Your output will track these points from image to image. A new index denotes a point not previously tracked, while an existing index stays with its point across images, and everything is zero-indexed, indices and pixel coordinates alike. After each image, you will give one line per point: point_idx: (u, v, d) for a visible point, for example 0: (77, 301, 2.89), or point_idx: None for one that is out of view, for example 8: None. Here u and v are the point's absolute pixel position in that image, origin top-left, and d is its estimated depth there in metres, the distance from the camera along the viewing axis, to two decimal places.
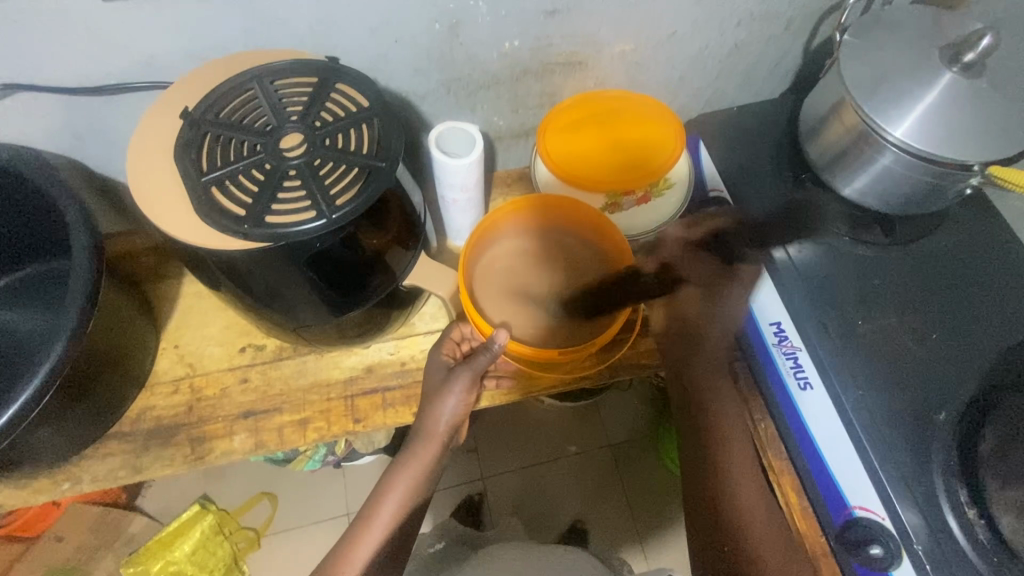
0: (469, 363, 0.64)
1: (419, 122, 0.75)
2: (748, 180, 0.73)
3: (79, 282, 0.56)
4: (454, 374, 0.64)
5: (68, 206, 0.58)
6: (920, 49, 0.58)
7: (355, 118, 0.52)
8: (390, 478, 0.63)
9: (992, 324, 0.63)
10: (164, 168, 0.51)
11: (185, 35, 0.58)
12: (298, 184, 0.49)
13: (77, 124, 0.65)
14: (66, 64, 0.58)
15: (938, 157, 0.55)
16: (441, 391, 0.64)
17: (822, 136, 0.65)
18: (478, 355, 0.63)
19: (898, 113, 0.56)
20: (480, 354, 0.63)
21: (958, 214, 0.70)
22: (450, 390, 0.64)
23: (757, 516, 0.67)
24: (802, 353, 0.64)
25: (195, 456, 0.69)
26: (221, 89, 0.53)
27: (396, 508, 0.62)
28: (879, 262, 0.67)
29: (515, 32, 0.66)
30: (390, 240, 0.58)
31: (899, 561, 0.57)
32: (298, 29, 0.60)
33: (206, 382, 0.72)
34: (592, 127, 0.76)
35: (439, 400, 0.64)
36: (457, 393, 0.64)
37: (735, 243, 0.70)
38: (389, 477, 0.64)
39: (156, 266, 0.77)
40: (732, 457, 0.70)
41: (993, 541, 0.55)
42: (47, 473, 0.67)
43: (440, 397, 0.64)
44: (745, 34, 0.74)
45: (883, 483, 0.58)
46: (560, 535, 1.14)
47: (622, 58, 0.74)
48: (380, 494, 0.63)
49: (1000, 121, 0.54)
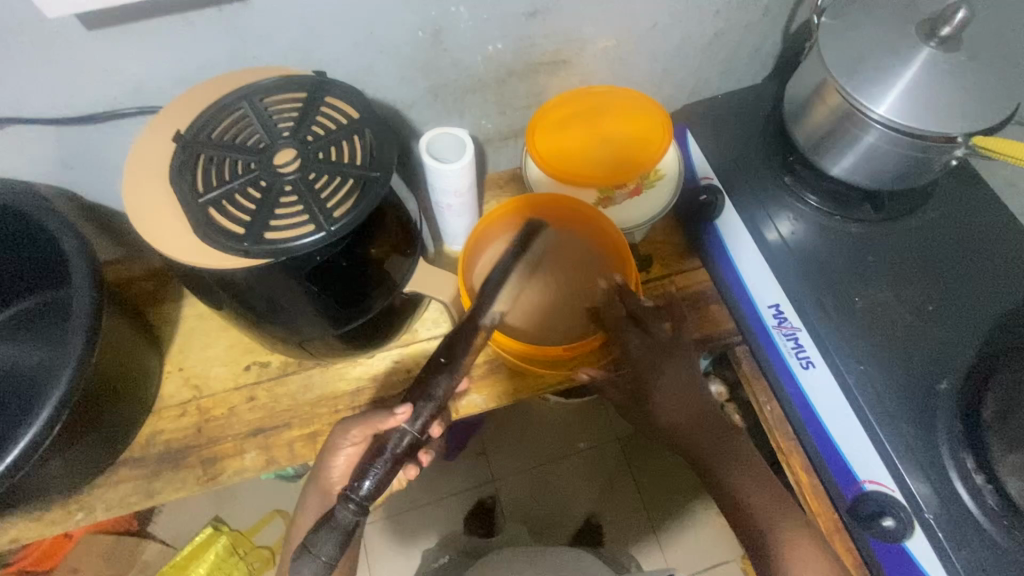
0: (350, 418, 0.63)
1: (408, 130, 0.76)
2: (736, 168, 0.75)
3: (82, 311, 0.56)
4: (338, 431, 0.63)
5: (64, 236, 0.58)
6: (897, 25, 0.59)
7: (346, 129, 0.53)
8: (339, 445, 0.63)
9: (983, 291, 0.65)
10: (160, 191, 0.52)
11: (170, 60, 0.58)
12: (294, 199, 0.50)
13: (66, 153, 0.65)
14: (54, 95, 0.58)
15: (922, 131, 0.56)
16: (331, 449, 0.63)
17: (806, 118, 0.66)
18: (336, 507, 0.51)
19: (880, 92, 0.57)
20: (341, 500, 0.52)
21: (945, 186, 0.71)
22: (338, 448, 0.62)
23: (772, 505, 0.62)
24: (801, 333, 0.65)
25: (208, 476, 0.69)
26: (210, 111, 0.53)
27: (337, 476, 0.63)
28: (872, 239, 0.68)
29: (498, 35, 0.67)
30: (387, 248, 0.59)
31: (911, 531, 0.57)
32: (282, 46, 0.60)
33: (212, 403, 0.72)
34: (561, 132, 0.76)
35: (328, 458, 0.63)
36: (346, 451, 0.62)
37: (390, 440, 0.55)
38: (337, 439, 0.63)
39: (155, 291, 0.77)
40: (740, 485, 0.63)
41: (999, 504, 0.56)
42: (60, 505, 0.67)
43: (330, 449, 0.63)
44: (725, 23, 0.74)
45: (889, 454, 0.59)
46: (574, 534, 1.14)
47: (605, 54, 0.75)
48: (328, 458, 0.63)
49: (978, 93, 0.55)
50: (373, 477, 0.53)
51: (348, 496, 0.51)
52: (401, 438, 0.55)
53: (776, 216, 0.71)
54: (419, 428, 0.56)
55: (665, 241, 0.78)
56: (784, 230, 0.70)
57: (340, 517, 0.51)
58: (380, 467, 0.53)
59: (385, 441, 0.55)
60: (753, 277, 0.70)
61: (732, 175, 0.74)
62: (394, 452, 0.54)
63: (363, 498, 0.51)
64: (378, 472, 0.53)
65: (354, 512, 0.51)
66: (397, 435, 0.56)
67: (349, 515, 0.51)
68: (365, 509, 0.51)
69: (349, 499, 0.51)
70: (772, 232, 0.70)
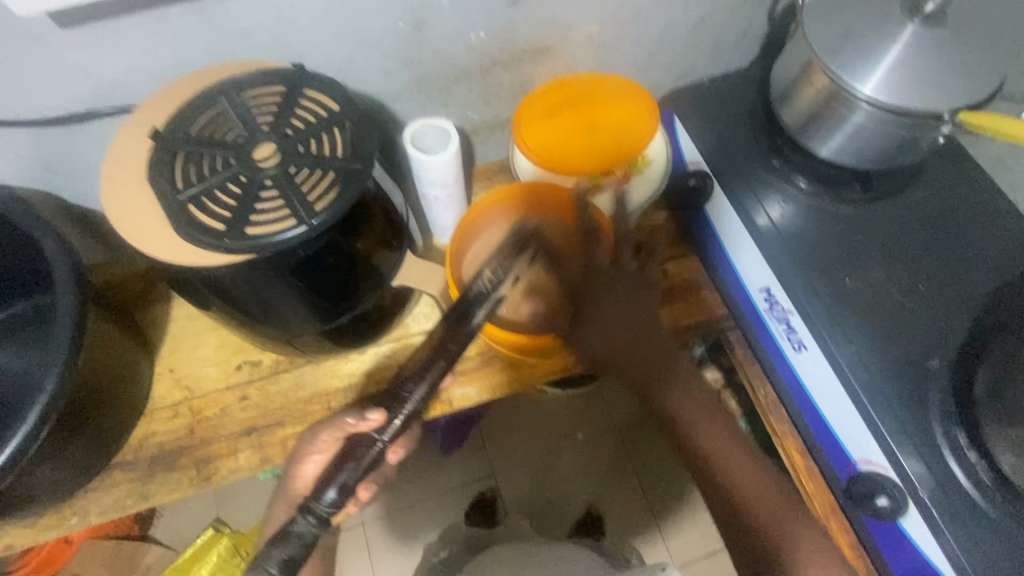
0: (314, 424, 0.63)
1: (392, 122, 0.75)
2: (727, 155, 0.73)
3: (66, 315, 0.55)
4: (303, 438, 0.64)
5: (46, 239, 0.58)
6: (881, 2, 0.59)
7: (326, 122, 0.52)
8: (307, 452, 0.63)
9: (973, 268, 0.65)
10: (139, 189, 0.51)
11: (146, 58, 0.57)
12: (275, 193, 0.49)
13: (46, 154, 0.64)
14: (33, 97, 0.58)
15: (909, 109, 0.55)
16: (297, 456, 0.64)
17: (792, 101, 0.66)
18: (297, 520, 0.51)
19: (865, 70, 0.56)
20: (302, 511, 0.52)
21: (934, 163, 0.71)
22: (304, 454, 0.63)
23: (773, 504, 0.62)
24: (792, 315, 0.65)
25: (202, 477, 0.68)
26: (189, 107, 0.53)
27: (305, 483, 0.63)
28: (863, 218, 0.68)
29: (480, 23, 0.66)
30: (373, 242, 0.58)
31: (906, 509, 0.58)
32: (260, 40, 0.60)
33: (204, 404, 0.72)
34: (548, 120, 0.76)
35: (295, 464, 0.64)
36: (313, 459, 0.62)
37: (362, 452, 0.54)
38: (303, 446, 0.63)
39: (143, 292, 0.76)
40: (700, 438, 0.64)
41: (994, 480, 0.57)
42: (54, 510, 0.67)
43: (300, 454, 0.63)
44: (709, 6, 0.74)
45: (884, 435, 0.59)
46: (574, 525, 1.14)
47: (589, 40, 0.74)
48: (299, 462, 0.63)
49: (963, 68, 0.55)
50: (338, 484, 0.52)
51: (309, 507, 0.52)
52: (371, 447, 0.54)
53: (766, 200, 0.70)
54: (388, 438, 0.54)
55: (657, 227, 0.78)
56: (774, 215, 0.69)
57: (299, 531, 0.51)
58: (344, 478, 0.53)
59: (358, 448, 0.54)
60: (744, 261, 0.70)
61: (720, 160, 0.73)
62: (365, 461, 0.53)
63: (325, 510, 0.51)
64: (341, 483, 0.52)
65: (313, 524, 0.51)
66: (366, 446, 0.54)
67: (307, 525, 0.51)
68: (325, 523, 0.52)
69: (309, 511, 0.51)
70: (762, 217, 0.69)
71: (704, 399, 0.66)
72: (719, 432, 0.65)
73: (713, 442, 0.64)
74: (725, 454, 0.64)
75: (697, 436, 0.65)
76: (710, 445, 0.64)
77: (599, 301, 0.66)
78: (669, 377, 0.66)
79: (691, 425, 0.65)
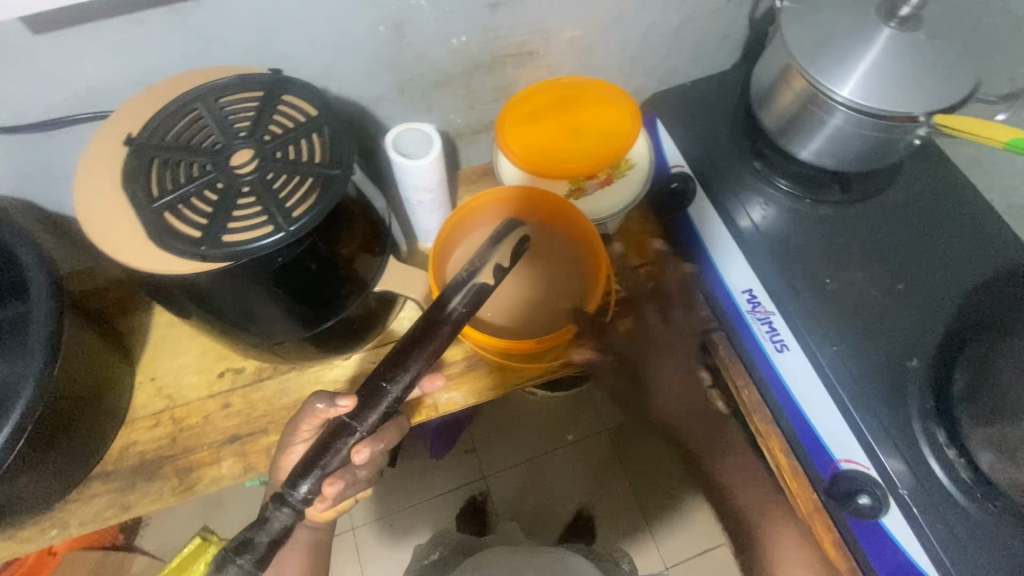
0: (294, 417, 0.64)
1: (375, 127, 0.75)
2: (709, 157, 0.74)
3: (40, 325, 0.54)
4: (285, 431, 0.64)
5: (20, 247, 0.57)
6: (858, 6, 0.59)
7: (305, 127, 0.52)
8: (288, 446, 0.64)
9: (949, 267, 0.66)
10: (114, 197, 0.50)
11: (122, 63, 0.57)
12: (253, 200, 0.49)
13: (21, 161, 0.63)
14: (5, 103, 0.57)
15: (886, 111, 0.56)
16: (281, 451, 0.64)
17: (772, 104, 0.66)
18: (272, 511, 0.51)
19: (842, 74, 0.57)
20: (276, 502, 0.52)
21: (912, 164, 0.72)
22: (287, 447, 0.64)
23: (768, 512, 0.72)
24: (775, 317, 0.65)
25: (184, 486, 0.68)
26: (164, 113, 0.52)
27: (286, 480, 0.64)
28: (842, 219, 0.69)
29: (461, 27, 0.66)
30: (357, 247, 0.58)
31: (886, 508, 0.59)
32: (239, 44, 0.59)
33: (186, 412, 0.71)
34: (530, 124, 0.76)
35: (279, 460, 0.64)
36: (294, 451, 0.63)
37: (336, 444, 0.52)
38: (286, 440, 0.64)
39: (123, 299, 0.75)
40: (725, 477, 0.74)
41: (974, 478, 0.56)
42: (33, 523, 0.66)
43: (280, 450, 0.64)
44: (690, 9, 0.74)
45: (865, 434, 0.60)
46: (564, 527, 1.15)
47: (572, 44, 0.74)
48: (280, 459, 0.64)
49: (938, 71, 0.56)
50: (313, 475, 0.51)
51: (285, 498, 0.51)
52: (347, 437, 0.52)
53: (748, 202, 0.71)
54: (364, 429, 0.52)
55: (641, 231, 0.80)
56: (756, 216, 0.70)
57: (273, 520, 0.51)
58: (318, 470, 0.52)
59: (333, 438, 0.52)
60: (727, 263, 0.70)
61: (703, 163, 0.74)
62: (340, 452, 0.52)
63: (298, 501, 0.51)
64: (315, 475, 0.52)
65: (288, 514, 0.51)
66: (340, 438, 0.52)
67: (282, 518, 0.51)
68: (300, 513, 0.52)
69: (284, 502, 0.51)
70: (745, 219, 0.70)
71: (740, 452, 0.75)
72: (745, 468, 0.74)
73: (738, 485, 0.74)
74: (745, 480, 0.74)
75: (728, 476, 0.74)
76: (734, 483, 0.74)
77: (655, 367, 0.73)
78: (713, 431, 0.74)
79: (721, 468, 0.74)
